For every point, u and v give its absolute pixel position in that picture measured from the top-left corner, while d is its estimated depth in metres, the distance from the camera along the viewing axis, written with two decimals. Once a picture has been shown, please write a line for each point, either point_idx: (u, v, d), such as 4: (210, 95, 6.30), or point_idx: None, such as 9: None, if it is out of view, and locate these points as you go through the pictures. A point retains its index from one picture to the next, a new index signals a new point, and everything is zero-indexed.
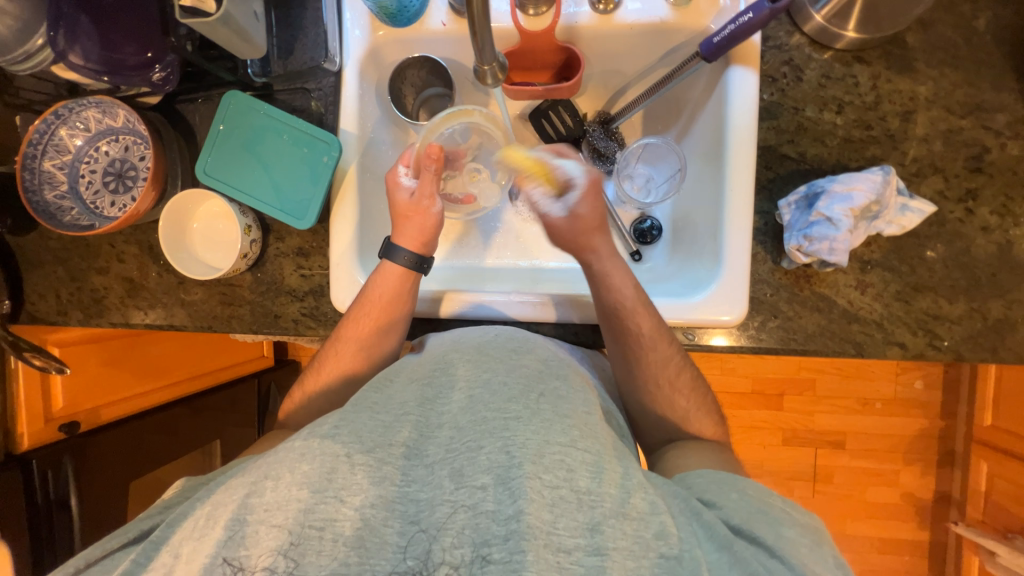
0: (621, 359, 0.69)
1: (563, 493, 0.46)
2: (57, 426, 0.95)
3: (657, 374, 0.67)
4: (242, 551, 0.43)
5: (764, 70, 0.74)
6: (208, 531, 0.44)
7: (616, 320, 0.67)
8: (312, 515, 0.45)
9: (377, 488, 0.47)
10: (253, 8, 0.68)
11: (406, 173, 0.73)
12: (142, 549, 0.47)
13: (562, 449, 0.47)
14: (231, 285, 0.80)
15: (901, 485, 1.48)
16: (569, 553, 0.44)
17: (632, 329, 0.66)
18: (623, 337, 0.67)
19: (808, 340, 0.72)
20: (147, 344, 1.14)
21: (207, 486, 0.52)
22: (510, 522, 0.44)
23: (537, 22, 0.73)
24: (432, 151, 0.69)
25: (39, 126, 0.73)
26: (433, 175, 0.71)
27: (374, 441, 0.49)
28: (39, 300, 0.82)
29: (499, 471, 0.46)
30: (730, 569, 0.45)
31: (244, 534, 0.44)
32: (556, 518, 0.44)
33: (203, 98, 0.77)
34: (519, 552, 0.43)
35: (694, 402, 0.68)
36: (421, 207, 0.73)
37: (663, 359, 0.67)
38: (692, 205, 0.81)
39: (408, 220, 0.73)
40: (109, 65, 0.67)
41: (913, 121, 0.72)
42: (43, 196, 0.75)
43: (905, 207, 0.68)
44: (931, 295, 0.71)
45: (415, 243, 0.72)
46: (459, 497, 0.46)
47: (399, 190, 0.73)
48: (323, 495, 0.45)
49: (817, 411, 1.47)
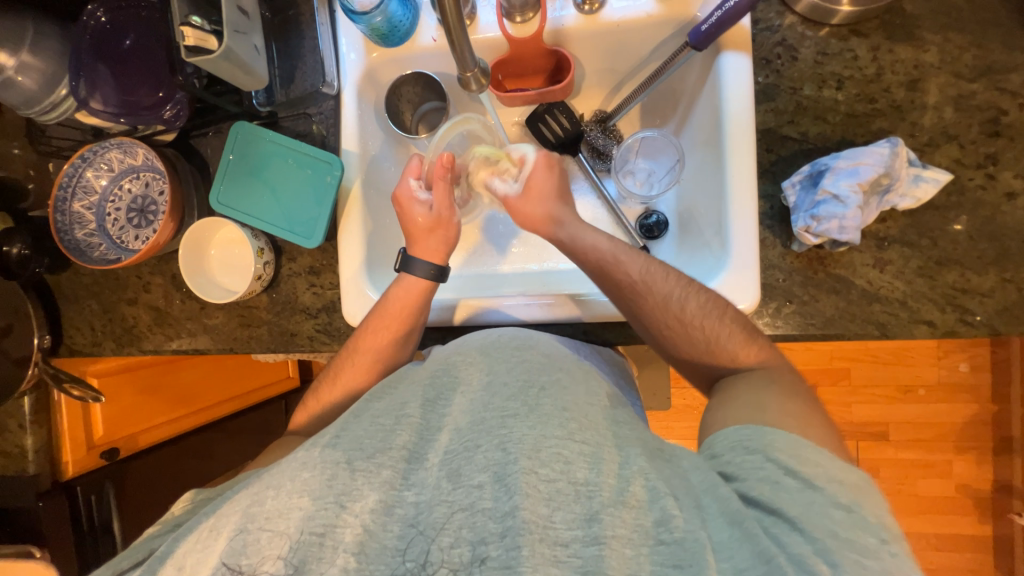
0: (636, 313, 0.66)
1: (560, 485, 0.46)
2: (98, 453, 0.98)
3: (670, 315, 0.64)
4: (243, 559, 0.45)
5: (757, 52, 0.73)
6: (212, 541, 0.46)
7: (608, 275, 0.67)
8: (312, 521, 0.45)
9: (378, 493, 0.47)
10: (252, 41, 0.72)
11: (418, 186, 0.75)
12: (149, 563, 0.48)
13: (559, 443, 0.48)
14: (249, 307, 0.83)
15: (955, 476, 1.39)
16: (567, 546, 0.44)
17: (626, 275, 0.66)
18: (621, 287, 0.66)
19: (827, 324, 0.69)
20: (180, 370, 1.16)
21: (213, 501, 0.53)
22: (507, 518, 0.44)
23: (524, 29, 0.74)
24: (445, 162, 0.72)
25: (67, 170, 0.78)
26: (447, 185, 0.74)
27: (374, 446, 0.50)
28: (76, 333, 0.87)
29: (496, 468, 0.47)
30: (742, 547, 0.44)
31: (245, 544, 0.45)
32: (553, 512, 0.45)
33: (213, 131, 0.82)
34: (516, 549, 0.43)
35: (719, 334, 0.62)
36: (442, 219, 0.74)
37: (681, 294, 0.64)
38: (696, 195, 0.80)
39: (432, 234, 0.74)
40: (126, 107, 0.72)
41: (921, 90, 0.70)
42: (73, 234, 0.80)
43: (918, 178, 0.66)
44: (957, 268, 0.67)
45: (437, 256, 0.74)
46: (456, 498, 0.46)
47: (417, 206, 0.74)
48: (323, 501, 0.46)
49: (854, 402, 1.41)
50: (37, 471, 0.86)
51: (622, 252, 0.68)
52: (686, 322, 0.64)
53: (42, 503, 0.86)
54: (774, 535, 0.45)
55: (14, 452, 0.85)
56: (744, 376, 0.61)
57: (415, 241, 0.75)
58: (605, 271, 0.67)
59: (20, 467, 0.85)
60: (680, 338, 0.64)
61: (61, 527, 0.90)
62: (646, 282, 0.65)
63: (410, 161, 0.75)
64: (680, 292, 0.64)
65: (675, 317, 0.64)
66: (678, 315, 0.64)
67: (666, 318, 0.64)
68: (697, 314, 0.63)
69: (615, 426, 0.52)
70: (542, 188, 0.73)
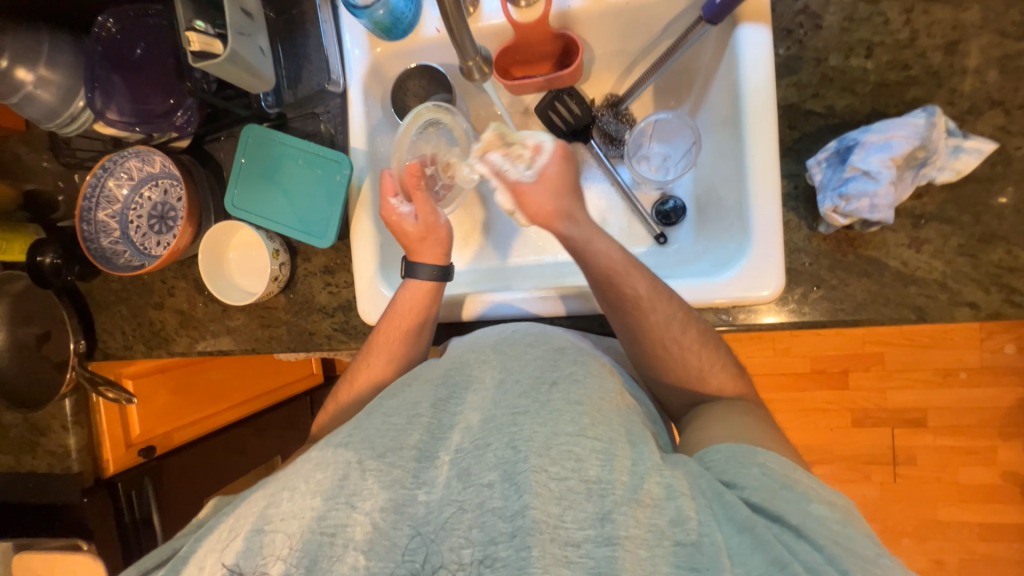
0: (627, 332, 0.64)
1: (571, 484, 0.45)
2: (136, 451, 1.03)
3: (670, 338, 0.63)
4: (259, 560, 0.46)
5: (778, 23, 0.69)
6: (230, 540, 0.47)
7: (613, 287, 0.63)
8: (324, 522, 0.46)
9: (387, 492, 0.47)
10: (258, 43, 0.72)
11: (398, 201, 0.74)
12: (171, 563, 0.49)
13: (570, 439, 0.47)
14: (268, 308, 0.84)
15: (1000, 463, 1.32)
16: (578, 546, 0.44)
17: (630, 292, 0.63)
18: (619, 304, 0.63)
19: (858, 309, 0.65)
20: (206, 370, 1.19)
21: (231, 502, 0.54)
22: (517, 517, 0.44)
23: (529, 14, 0.71)
24: (413, 170, 0.73)
25: (90, 180, 0.80)
26: (426, 193, 0.73)
27: (385, 445, 0.50)
28: (108, 338, 0.91)
29: (506, 466, 0.47)
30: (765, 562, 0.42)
31: (261, 544, 0.46)
32: (564, 511, 0.44)
33: (226, 135, 0.82)
34: (525, 549, 0.43)
35: (711, 364, 0.63)
36: (430, 224, 0.74)
37: (678, 321, 0.63)
38: (716, 178, 0.76)
39: (425, 242, 0.74)
40: (141, 116, 0.74)
41: (960, 52, 0.64)
42: (100, 243, 0.83)
43: (958, 149, 0.61)
44: (1003, 245, 0.63)
45: (436, 258, 0.74)
46: (466, 497, 0.46)
47: (403, 220, 0.73)
48: (335, 501, 0.47)
49: (889, 388, 1.34)
50: (82, 467, 0.91)
51: (634, 266, 0.63)
52: (684, 347, 0.63)
53: (87, 499, 0.91)
54: (790, 544, 0.43)
55: (60, 451, 0.91)
56: (721, 403, 0.61)
57: (413, 252, 0.74)
58: (605, 289, 0.64)
59: (67, 466, 0.91)
60: (676, 364, 0.63)
61: (105, 520, 0.94)
62: (642, 308, 0.63)
63: (382, 179, 0.74)
64: (671, 326, 0.63)
65: (675, 341, 0.62)
66: (678, 339, 0.63)
67: (663, 340, 0.63)
68: (696, 341, 0.63)
69: (631, 420, 0.51)
70: (555, 188, 0.66)
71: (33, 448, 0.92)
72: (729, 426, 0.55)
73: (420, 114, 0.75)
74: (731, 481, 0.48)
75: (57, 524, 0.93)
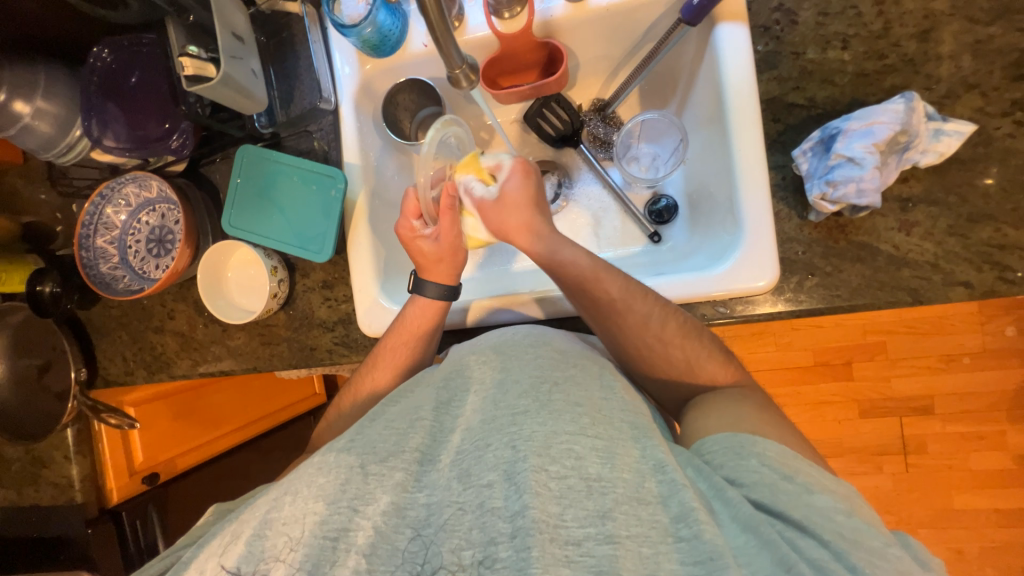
0: (609, 336, 0.66)
1: (572, 482, 0.45)
2: (140, 479, 1.01)
3: (650, 334, 0.64)
4: (261, 565, 0.45)
5: (755, 20, 0.71)
6: (231, 545, 0.47)
7: (586, 291, 0.65)
8: (326, 526, 0.46)
9: (388, 496, 0.47)
10: (250, 66, 0.74)
11: (419, 224, 0.73)
12: (175, 571, 0.48)
13: (570, 438, 0.47)
14: (268, 325, 0.84)
15: (1010, 447, 1.31)
16: (579, 545, 0.43)
17: (603, 297, 0.64)
18: (598, 310, 0.65)
19: (854, 295, 0.66)
20: (209, 394, 1.17)
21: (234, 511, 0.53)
22: (517, 518, 0.44)
23: (513, 24, 0.74)
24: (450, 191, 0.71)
25: (89, 208, 0.81)
26: (454, 214, 0.72)
27: (386, 450, 0.50)
28: (109, 364, 0.90)
29: (506, 466, 0.46)
30: (765, 557, 0.42)
31: (263, 549, 0.46)
32: (565, 510, 0.44)
33: (221, 157, 0.84)
34: (525, 550, 0.43)
35: (696, 359, 0.64)
36: (451, 245, 0.73)
37: (658, 317, 0.63)
38: (704, 174, 0.78)
39: (440, 262, 0.73)
40: (137, 142, 0.75)
41: (934, 39, 0.66)
42: (100, 268, 0.84)
43: (940, 131, 0.62)
44: (992, 224, 0.63)
45: (450, 280, 0.73)
46: (466, 498, 0.46)
47: (422, 242, 0.73)
48: (336, 506, 0.47)
49: (893, 376, 1.34)
50: (84, 498, 0.90)
51: (603, 268, 0.65)
52: (666, 342, 0.64)
53: (91, 530, 0.89)
54: (791, 539, 0.44)
55: (63, 483, 0.90)
56: (721, 393, 0.60)
57: (426, 271, 0.74)
58: (581, 286, 0.65)
59: (70, 496, 0.90)
60: (671, 370, 0.65)
61: (110, 550, 0.91)
62: (619, 311, 0.64)
63: (406, 202, 0.73)
64: (651, 320, 0.63)
65: (656, 336, 0.64)
66: (658, 334, 0.63)
67: (647, 340, 0.64)
68: (678, 334, 0.63)
69: (632, 417, 0.51)
70: (518, 199, 0.70)
71: (36, 480, 0.91)
72: (725, 415, 0.56)
73: (435, 134, 0.67)
74: (736, 479, 0.48)
75: (60, 556, 0.92)
